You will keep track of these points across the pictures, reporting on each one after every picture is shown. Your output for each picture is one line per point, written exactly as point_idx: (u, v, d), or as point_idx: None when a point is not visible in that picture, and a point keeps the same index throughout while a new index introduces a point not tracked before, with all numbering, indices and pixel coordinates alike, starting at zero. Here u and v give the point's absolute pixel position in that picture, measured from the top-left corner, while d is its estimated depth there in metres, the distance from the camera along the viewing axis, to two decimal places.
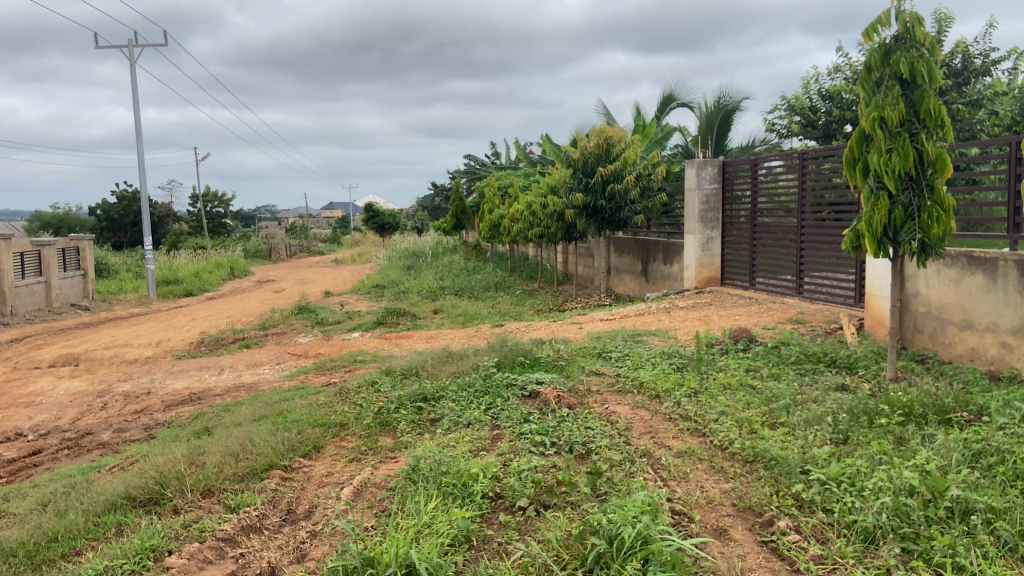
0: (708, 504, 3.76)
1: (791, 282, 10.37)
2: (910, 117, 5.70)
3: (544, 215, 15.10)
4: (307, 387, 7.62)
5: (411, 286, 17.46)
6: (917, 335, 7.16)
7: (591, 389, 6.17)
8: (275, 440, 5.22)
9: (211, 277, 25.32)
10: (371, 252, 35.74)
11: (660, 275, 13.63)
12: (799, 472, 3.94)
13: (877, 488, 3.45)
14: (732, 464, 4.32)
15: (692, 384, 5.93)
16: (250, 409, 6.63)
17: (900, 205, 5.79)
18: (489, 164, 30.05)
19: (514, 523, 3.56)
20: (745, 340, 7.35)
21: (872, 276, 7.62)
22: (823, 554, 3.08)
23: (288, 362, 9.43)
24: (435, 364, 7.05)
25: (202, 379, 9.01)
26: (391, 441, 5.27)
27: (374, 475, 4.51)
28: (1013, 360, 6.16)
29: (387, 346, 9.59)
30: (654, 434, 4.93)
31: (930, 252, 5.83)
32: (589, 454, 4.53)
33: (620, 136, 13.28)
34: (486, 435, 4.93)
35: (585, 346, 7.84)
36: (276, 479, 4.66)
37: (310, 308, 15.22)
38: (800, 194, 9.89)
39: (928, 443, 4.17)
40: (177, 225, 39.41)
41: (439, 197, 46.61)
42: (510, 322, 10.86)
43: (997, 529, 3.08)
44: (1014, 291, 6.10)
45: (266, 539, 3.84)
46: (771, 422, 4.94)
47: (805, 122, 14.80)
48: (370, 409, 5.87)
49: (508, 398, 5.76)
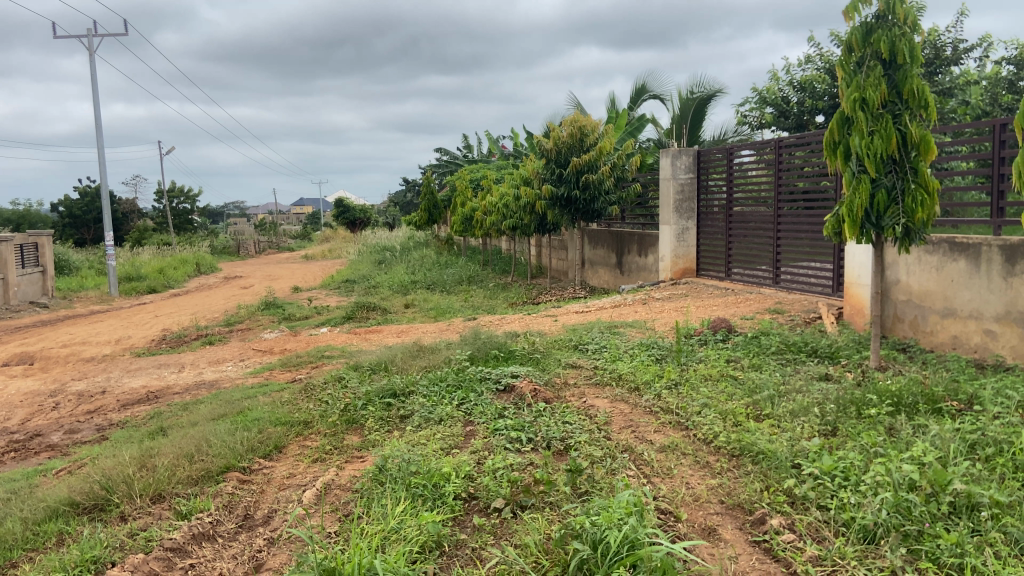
0: (695, 502, 3.54)
1: (767, 272, 10.23)
2: (892, 98, 5.51)
3: (516, 206, 14.83)
4: (271, 384, 7.29)
5: (381, 280, 17.12)
6: (897, 323, 7.03)
7: (568, 383, 5.94)
8: (233, 440, 4.90)
9: (176, 274, 24.71)
10: (341, 248, 35.19)
11: (636, 267, 13.46)
12: (789, 466, 3.73)
13: (875, 483, 3.24)
14: (718, 458, 4.11)
15: (672, 376, 5.72)
16: (209, 408, 6.29)
17: (883, 189, 5.59)
18: (461, 157, 29.70)
19: (488, 526, 3.31)
20: (724, 331, 7.17)
21: (851, 264, 7.47)
22: (822, 555, 2.87)
23: (252, 359, 9.07)
24: (405, 358, 6.76)
25: (161, 377, 8.62)
26: (358, 439, 4.98)
27: (339, 476, 4.24)
28: (997, 348, 6.03)
29: (356, 340, 9.26)
30: (635, 428, 4.71)
31: (913, 237, 5.66)
32: (568, 450, 4.30)
33: (594, 125, 13.05)
34: (458, 432, 4.66)
35: (561, 339, 7.60)
36: (234, 482, 4.36)
37: (278, 303, 14.83)
38: (776, 183, 9.74)
39: (921, 434, 3.98)
40: (142, 221, 38.53)
41: (410, 191, 46.13)
42: (483, 316, 10.61)
43: (1006, 525, 2.86)
44: (999, 277, 5.97)
45: (219, 548, 3.56)
46: (756, 414, 4.74)
47: (777, 112, 14.70)
48: (337, 406, 5.57)
49: (482, 392, 5.50)
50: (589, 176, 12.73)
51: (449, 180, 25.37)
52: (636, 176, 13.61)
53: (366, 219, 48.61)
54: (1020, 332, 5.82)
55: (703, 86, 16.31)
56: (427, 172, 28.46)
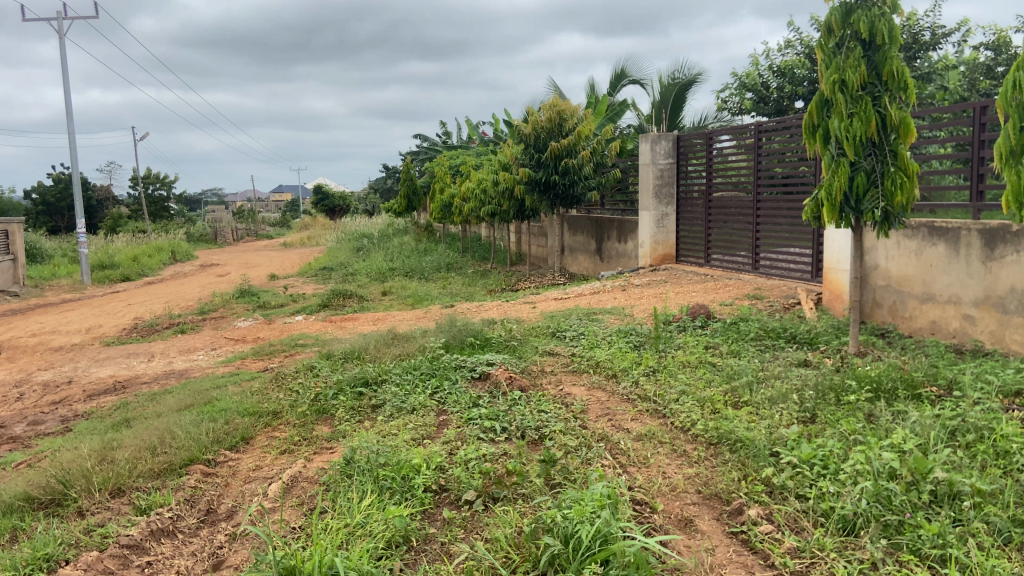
0: (672, 492, 3.45)
1: (746, 258, 10.17)
2: (872, 79, 5.42)
3: (494, 192, 14.67)
4: (242, 373, 7.13)
5: (360, 267, 16.92)
6: (876, 309, 6.99)
7: (545, 370, 5.84)
8: (198, 432, 4.75)
9: (151, 261, 24.30)
10: (320, 235, 34.82)
11: (615, 253, 13.38)
12: (768, 455, 3.65)
13: (855, 472, 3.16)
14: (696, 447, 4.02)
15: (651, 362, 5.63)
16: (177, 398, 6.11)
17: (862, 172, 5.51)
18: (440, 143, 29.42)
19: (459, 519, 3.20)
20: (703, 317, 7.09)
21: (831, 249, 7.42)
22: (800, 547, 2.79)
23: (224, 348, 8.88)
24: (379, 346, 6.61)
25: (130, 366, 8.41)
26: (328, 429, 4.84)
27: (306, 469, 4.11)
28: (976, 333, 6.00)
29: (331, 329, 9.10)
30: (612, 416, 4.61)
31: (893, 221, 5.59)
32: (542, 440, 4.20)
33: (573, 110, 12.89)
34: (430, 422, 4.53)
35: (538, 326, 7.49)
36: (197, 475, 4.22)
37: (253, 291, 14.60)
38: (755, 168, 9.67)
39: (901, 420, 3.92)
40: (117, 209, 37.88)
41: (390, 177, 45.72)
42: (461, 304, 10.48)
43: (989, 515, 2.79)
44: (978, 261, 5.93)
45: (178, 545, 3.44)
46: (734, 401, 4.66)
47: (757, 98, 14.63)
48: (307, 396, 5.42)
49: (456, 381, 5.38)
50: (569, 161, 12.60)
51: (428, 166, 25.15)
52: (616, 162, 13.50)
53: (346, 207, 48.19)
54: (998, 317, 5.79)
55: (684, 72, 16.21)
56: (407, 158, 28.20)
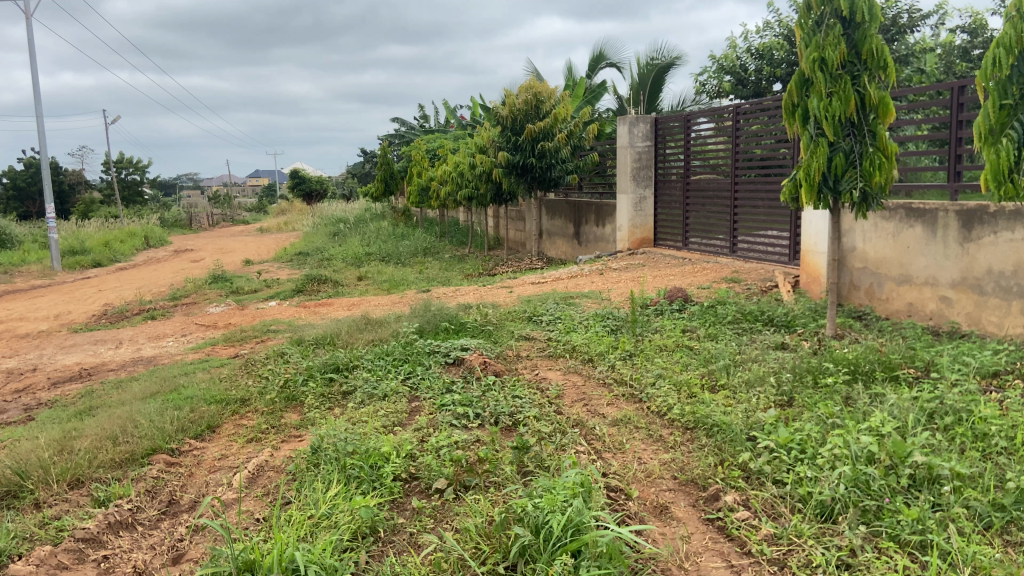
0: (647, 478, 3.38)
1: (723, 241, 10.12)
2: (851, 58, 5.35)
3: (471, 175, 14.50)
4: (212, 360, 6.96)
5: (336, 252, 16.69)
6: (853, 291, 6.96)
7: (520, 355, 5.74)
8: (162, 420, 4.60)
9: (124, 246, 23.87)
10: (297, 220, 34.42)
11: (593, 237, 13.30)
12: (745, 439, 3.58)
13: (833, 457, 3.09)
14: (672, 432, 3.94)
15: (627, 347, 5.55)
16: (143, 386, 5.94)
17: (841, 152, 5.44)
18: (418, 126, 29.12)
19: (428, 509, 3.10)
20: (680, 300, 7.03)
21: (808, 231, 7.37)
22: (777, 534, 2.73)
23: (195, 334, 8.69)
24: (352, 332, 6.47)
25: (97, 353, 8.21)
26: (296, 417, 4.71)
27: (273, 457, 3.99)
28: (952, 315, 5.99)
29: (305, 314, 8.94)
30: (587, 401, 4.53)
31: (871, 202, 5.53)
32: (516, 426, 4.11)
33: (551, 92, 12.72)
34: (402, 408, 4.42)
35: (515, 310, 7.39)
36: (159, 465, 4.09)
37: (226, 277, 14.35)
38: (733, 150, 9.61)
39: (878, 403, 3.88)
40: (88, 194, 37.19)
41: (368, 162, 45.26)
42: (437, 288, 10.34)
43: (969, 499, 2.74)
44: (955, 243, 5.90)
45: (138, 538, 3.32)
46: (711, 385, 4.60)
47: (735, 80, 14.57)
48: (276, 382, 5.28)
49: (430, 366, 5.27)
50: (546, 144, 12.46)
51: (406, 150, 24.87)
52: (594, 145, 13.40)
53: (323, 192, 47.65)
54: (975, 299, 5.78)
55: (662, 54, 16.09)
56: (384, 142, 27.86)
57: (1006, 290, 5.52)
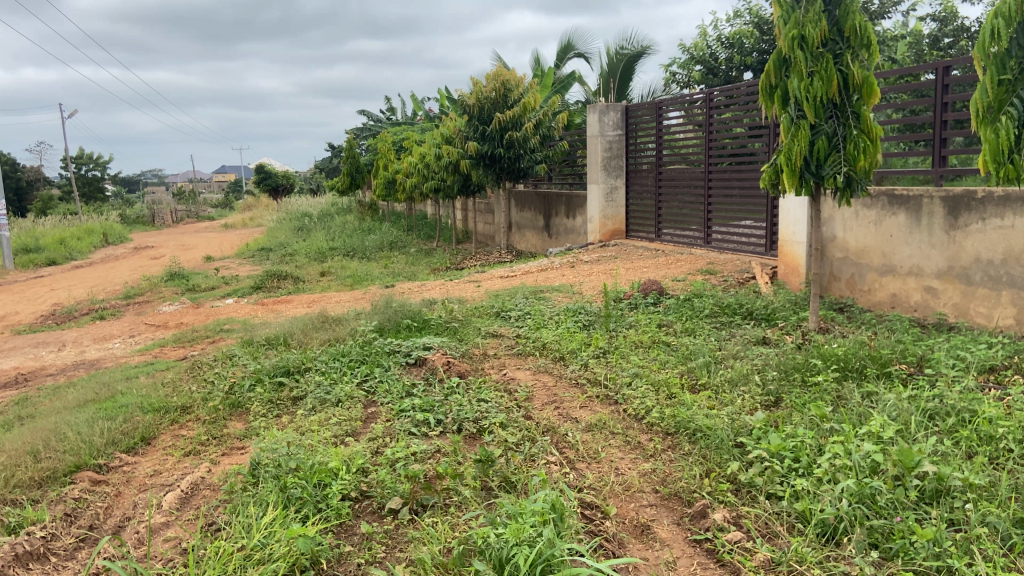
0: (626, 492, 3.04)
1: (697, 232, 9.83)
2: (832, 36, 5.03)
3: (438, 166, 14.06)
4: (157, 363, 6.48)
5: (299, 247, 16.15)
6: (834, 282, 6.70)
7: (487, 354, 5.38)
8: (91, 433, 4.15)
9: (80, 243, 22.99)
10: (262, 215, 33.59)
11: (564, 229, 12.97)
12: (732, 446, 3.26)
13: (832, 468, 2.79)
14: (651, 438, 3.61)
15: (601, 343, 5.20)
16: (78, 392, 5.46)
17: (824, 135, 5.13)
18: (385, 118, 28.52)
19: (380, 534, 2.74)
20: (656, 294, 6.70)
21: (786, 220, 7.08)
22: (775, 559, 2.40)
23: (143, 335, 8.18)
24: (307, 331, 6.04)
25: (36, 357, 7.66)
26: (241, 426, 4.30)
27: (210, 473, 3.59)
28: (939, 306, 5.75)
29: (262, 312, 8.46)
30: (559, 404, 4.18)
31: (855, 187, 5.22)
32: (481, 434, 3.75)
33: (519, 81, 12.29)
34: (356, 416, 4.02)
35: (482, 305, 7.02)
36: (83, 485, 3.65)
37: (183, 274, 13.76)
38: (706, 139, 9.31)
39: (872, 402, 3.59)
40: (45, 190, 36.02)
41: (335, 156, 44.44)
42: (402, 284, 9.88)
43: (989, 516, 2.46)
44: (940, 231, 5.65)
45: (48, 573, 2.88)
46: (691, 383, 4.28)
47: (706, 69, 14.30)
48: (221, 387, 4.84)
49: (389, 368, 4.87)
50: (515, 134, 12.08)
51: (371, 143, 24.31)
52: (563, 135, 13.05)
53: (289, 186, 46.76)
54: (962, 289, 5.53)
55: (631, 42, 15.79)
56: (351, 135, 27.26)
57: (995, 280, 5.29)
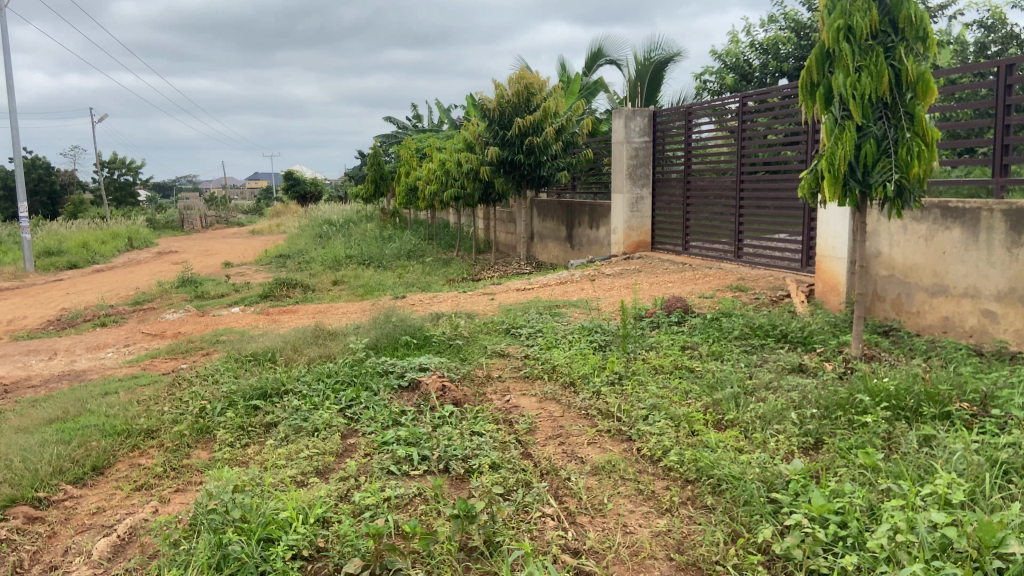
0: (634, 558, 2.51)
1: (727, 245, 9.23)
2: (884, 27, 4.47)
3: (458, 173, 13.61)
4: (142, 377, 6.05)
5: (317, 255, 15.80)
6: (879, 303, 6.08)
7: (491, 376, 4.86)
8: (38, 459, 3.70)
9: (104, 247, 22.90)
10: (289, 221, 33.43)
11: (586, 240, 12.43)
12: (766, 502, 2.71)
13: (891, 544, 2.23)
14: (668, 486, 3.06)
15: (616, 368, 4.66)
16: (46, 408, 5.03)
17: (872, 138, 4.54)
18: (411, 126, 28.23)
19: None
20: (680, 311, 6.14)
21: (826, 233, 6.48)
22: None
23: (139, 345, 7.78)
24: (298, 346, 5.57)
25: (25, 366, 7.28)
26: (205, 455, 3.83)
27: (155, 514, 3.11)
28: (998, 332, 5.13)
29: (263, 323, 8.02)
30: (564, 440, 3.65)
31: (907, 198, 4.62)
32: (470, 476, 3.24)
33: (541, 84, 11.82)
34: (330, 449, 3.53)
35: (491, 321, 6.50)
36: (12, 524, 3.19)
37: (196, 280, 13.46)
38: (738, 146, 8.74)
39: (935, 449, 3.00)
40: (77, 194, 36.34)
41: (363, 164, 44.30)
42: (412, 295, 9.41)
43: None
44: (1000, 248, 5.03)
45: None
46: (716, 419, 3.72)
47: (739, 75, 13.68)
48: (192, 409, 4.39)
49: (377, 392, 4.37)
50: (535, 139, 11.60)
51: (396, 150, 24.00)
52: (587, 142, 12.53)
53: (317, 193, 46.70)
54: None
55: (661, 48, 15.24)
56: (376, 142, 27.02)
57: None
